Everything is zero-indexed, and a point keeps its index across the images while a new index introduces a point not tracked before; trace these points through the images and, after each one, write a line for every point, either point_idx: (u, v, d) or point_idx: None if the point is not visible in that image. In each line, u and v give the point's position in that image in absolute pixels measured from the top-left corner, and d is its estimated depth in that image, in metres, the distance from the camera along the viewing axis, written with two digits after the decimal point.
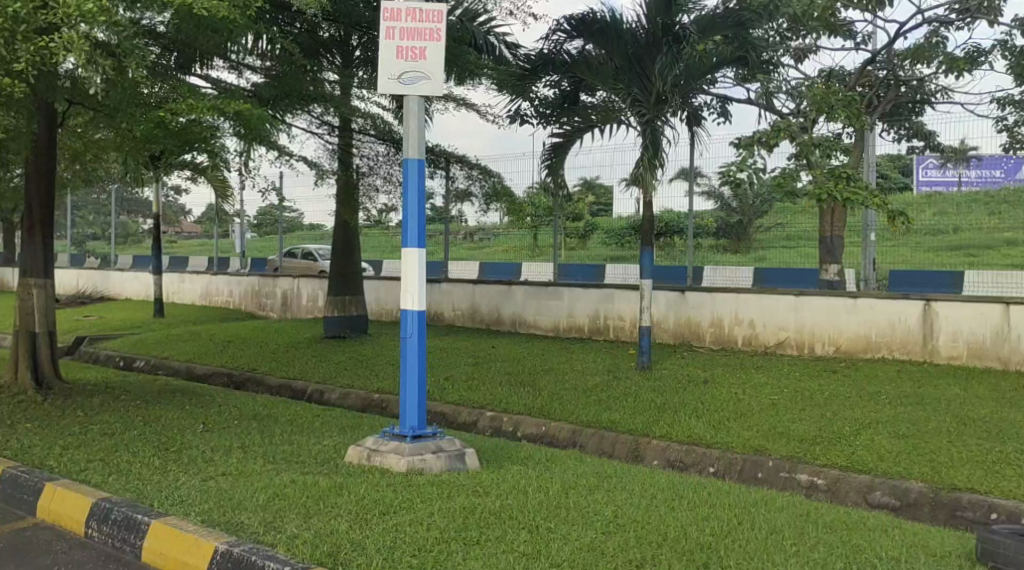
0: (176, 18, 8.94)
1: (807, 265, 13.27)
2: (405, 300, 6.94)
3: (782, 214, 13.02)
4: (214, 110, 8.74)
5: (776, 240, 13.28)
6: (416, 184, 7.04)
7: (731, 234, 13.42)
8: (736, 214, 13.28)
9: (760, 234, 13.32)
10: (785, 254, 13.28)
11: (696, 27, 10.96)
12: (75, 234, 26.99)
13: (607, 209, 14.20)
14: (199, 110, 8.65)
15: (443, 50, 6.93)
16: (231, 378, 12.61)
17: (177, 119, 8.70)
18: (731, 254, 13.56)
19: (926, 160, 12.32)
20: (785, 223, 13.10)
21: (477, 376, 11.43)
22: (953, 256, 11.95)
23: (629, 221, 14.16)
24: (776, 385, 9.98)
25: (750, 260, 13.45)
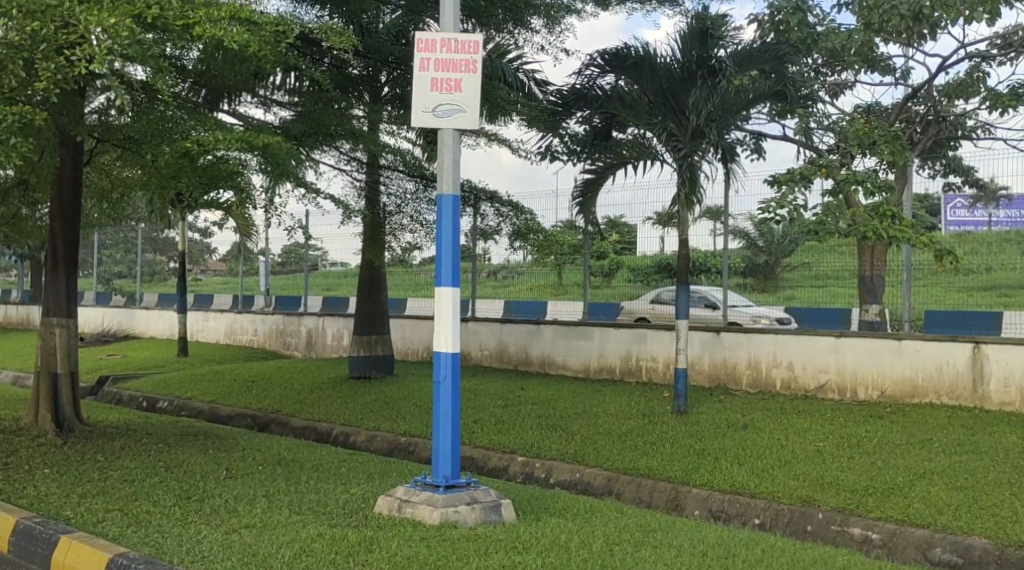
0: (207, 52, 8.79)
1: (836, 305, 12.96)
2: (439, 341, 6.65)
3: (809, 253, 12.69)
4: (242, 144, 8.53)
5: (803, 280, 12.95)
6: (450, 220, 6.78)
7: (758, 273, 13.19)
8: (763, 253, 12.98)
9: (788, 273, 12.94)
10: (814, 293, 12.97)
11: (733, 60, 10.70)
12: (100, 271, 26.95)
13: (631, 247, 14.02)
14: (227, 142, 8.45)
15: (479, 82, 6.68)
16: (256, 420, 12.34)
17: (206, 152, 8.48)
18: (758, 293, 13.32)
19: (954, 201, 11.83)
20: (811, 263, 12.78)
21: (506, 418, 11.11)
22: (988, 294, 11.87)
23: (655, 258, 13.83)
24: (819, 431, 9.60)
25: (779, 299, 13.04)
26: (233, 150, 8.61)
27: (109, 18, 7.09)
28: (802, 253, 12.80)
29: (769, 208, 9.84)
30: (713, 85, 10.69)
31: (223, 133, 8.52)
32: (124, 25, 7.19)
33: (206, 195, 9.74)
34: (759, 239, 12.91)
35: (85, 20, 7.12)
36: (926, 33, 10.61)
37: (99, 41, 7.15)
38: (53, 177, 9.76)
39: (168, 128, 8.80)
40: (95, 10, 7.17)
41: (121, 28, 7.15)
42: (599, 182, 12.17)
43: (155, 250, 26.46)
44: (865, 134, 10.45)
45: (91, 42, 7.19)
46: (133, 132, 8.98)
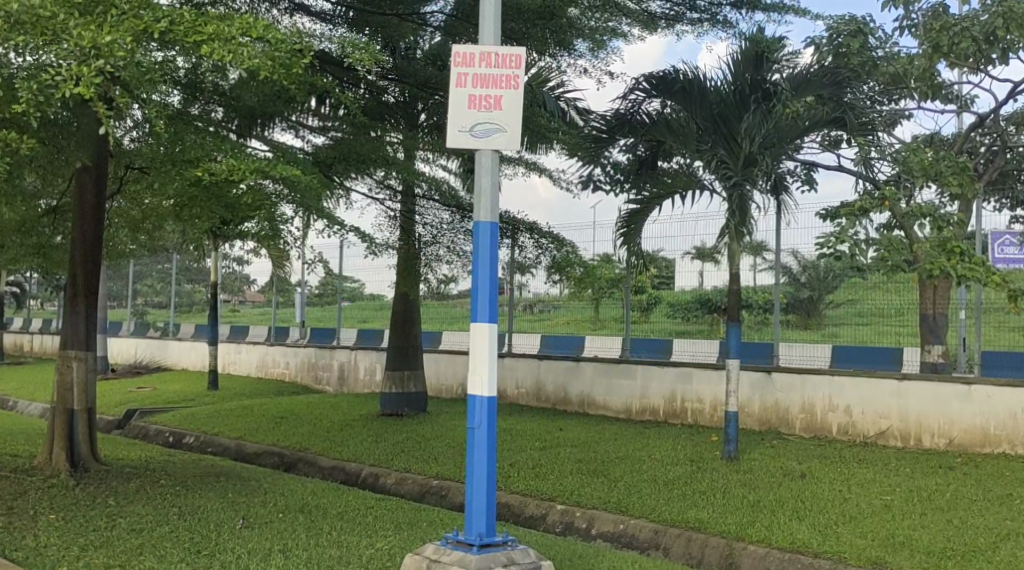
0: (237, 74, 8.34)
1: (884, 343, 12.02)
2: (473, 383, 6.08)
3: (855, 289, 11.93)
4: (260, 174, 8.07)
5: (847, 317, 12.18)
6: (487, 249, 6.22)
7: (801, 309, 12.48)
8: (806, 289, 12.34)
9: (831, 310, 12.20)
10: (858, 330, 12.15)
11: (789, 84, 10.11)
12: (135, 303, 26.67)
13: (669, 282, 13.38)
14: (239, 171, 8.00)
15: (521, 99, 6.12)
16: (282, 459, 11.81)
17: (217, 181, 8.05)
18: (802, 331, 12.59)
19: (1001, 237, 11.51)
20: (857, 299, 11.98)
21: (544, 462, 10.48)
22: None
23: (695, 293, 13.17)
24: (883, 482, 8.94)
25: (825, 338, 12.37)
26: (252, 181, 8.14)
27: (103, 36, 6.95)
28: (848, 289, 12.07)
29: (828, 240, 9.17)
30: (767, 109, 10.14)
31: (236, 162, 8.04)
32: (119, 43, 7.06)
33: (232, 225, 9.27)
34: (802, 273, 12.30)
35: (79, 36, 6.99)
36: (995, 58, 9.97)
37: (86, 59, 6.99)
38: (74, 205, 9.40)
39: (182, 152, 8.38)
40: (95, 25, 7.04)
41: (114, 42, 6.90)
42: (644, 215, 11.59)
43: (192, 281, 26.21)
44: (931, 164, 9.78)
45: (84, 61, 6.95)
46: (146, 157, 8.68)
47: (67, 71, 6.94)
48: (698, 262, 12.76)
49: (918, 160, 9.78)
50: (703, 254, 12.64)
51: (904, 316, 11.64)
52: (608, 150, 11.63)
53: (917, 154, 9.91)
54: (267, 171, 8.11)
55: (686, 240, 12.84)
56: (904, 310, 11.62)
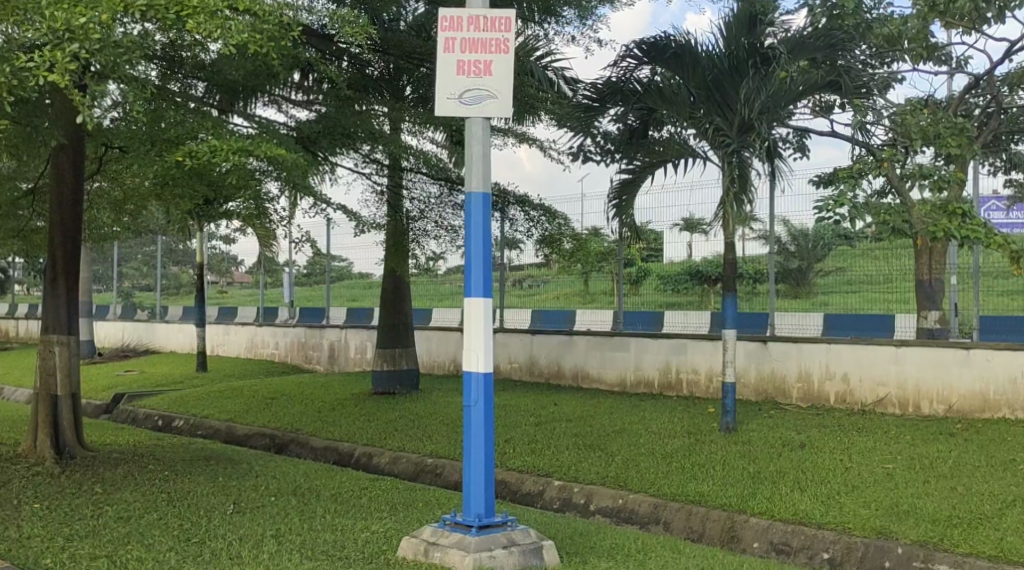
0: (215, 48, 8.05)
1: (876, 311, 11.91)
2: (469, 360, 5.92)
3: (841, 258, 11.73)
4: (244, 154, 7.78)
5: (836, 286, 12.01)
6: (480, 221, 6.03)
7: (789, 279, 12.38)
8: (795, 258, 12.18)
9: (820, 278, 12.10)
10: (848, 299, 11.95)
11: (785, 46, 9.94)
12: (121, 286, 26.36)
13: (657, 255, 13.16)
14: (224, 151, 7.71)
15: (511, 64, 5.91)
16: (274, 440, 11.63)
17: (201, 163, 7.78)
18: (792, 300, 12.51)
19: (989, 202, 11.33)
20: (844, 268, 11.78)
21: (539, 438, 10.34)
22: None
23: (684, 265, 13.02)
24: (884, 450, 8.83)
25: (813, 307, 12.25)
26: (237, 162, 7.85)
27: (77, 18, 6.66)
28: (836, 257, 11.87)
29: (827, 206, 8.99)
30: (765, 73, 9.93)
31: (223, 142, 7.76)
32: (94, 24, 6.78)
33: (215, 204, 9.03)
34: (791, 241, 12.10)
35: (52, 17, 6.69)
36: (991, 17, 9.78)
37: (61, 42, 6.71)
38: (52, 186, 9.16)
39: (159, 131, 8.11)
40: (68, 4, 6.71)
41: (89, 23, 6.67)
42: (636, 184, 11.39)
43: (178, 263, 25.92)
44: (928, 127, 9.61)
45: (59, 45, 6.70)
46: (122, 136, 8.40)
47: (42, 54, 6.69)
48: (687, 233, 12.62)
49: (916, 122, 9.61)
50: (690, 225, 12.39)
51: (892, 284, 11.50)
52: (598, 120, 11.35)
53: (915, 116, 9.73)
54: (251, 151, 7.82)
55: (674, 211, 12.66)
56: (893, 277, 11.47)
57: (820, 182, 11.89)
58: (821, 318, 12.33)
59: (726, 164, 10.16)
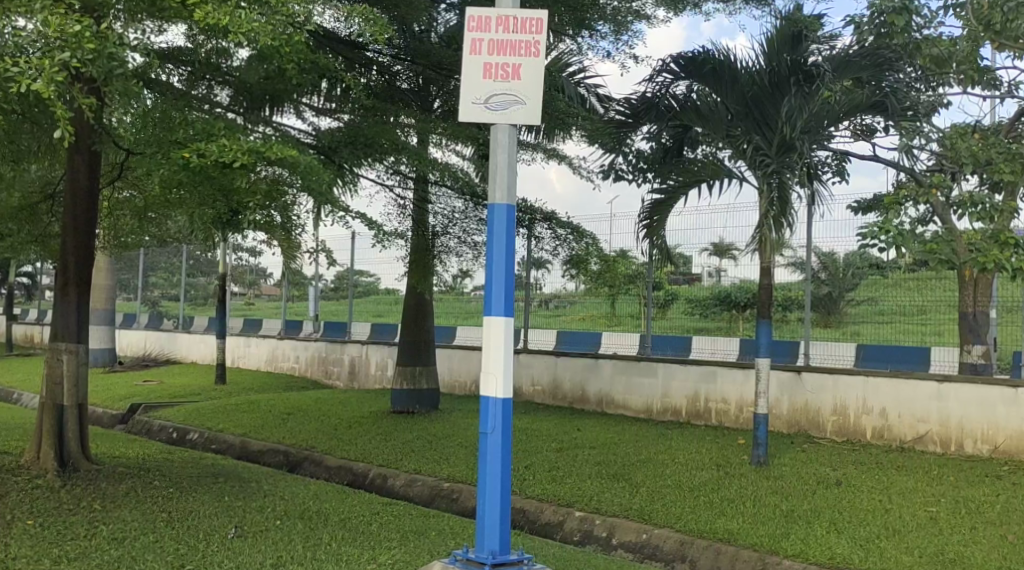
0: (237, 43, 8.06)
1: (909, 343, 11.30)
2: (488, 384, 5.57)
3: (875, 287, 11.31)
4: (255, 155, 7.55)
5: (868, 315, 11.51)
6: (503, 236, 5.68)
7: (820, 307, 11.89)
8: (826, 285, 11.69)
9: (851, 307, 11.64)
10: (879, 330, 11.43)
11: (830, 65, 9.54)
12: (145, 294, 26.14)
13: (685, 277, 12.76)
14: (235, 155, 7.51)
15: (543, 68, 5.57)
16: (288, 458, 11.29)
17: (208, 164, 7.53)
18: (822, 328, 11.98)
19: None
20: (877, 297, 11.36)
21: (561, 465, 9.92)
22: None
23: (713, 288, 12.59)
24: (926, 492, 8.35)
25: (845, 337, 11.76)
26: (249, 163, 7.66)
27: (71, 25, 6.49)
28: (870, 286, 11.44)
29: (872, 231, 8.63)
30: (808, 93, 9.55)
31: (232, 142, 7.58)
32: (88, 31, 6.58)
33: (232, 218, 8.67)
34: (820, 267, 11.76)
35: (45, 22, 6.50)
36: None
37: (51, 50, 6.52)
38: (66, 190, 8.94)
39: (169, 132, 7.93)
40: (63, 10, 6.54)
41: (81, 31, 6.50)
42: (669, 205, 10.99)
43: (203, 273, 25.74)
44: (980, 151, 9.16)
45: (48, 53, 6.52)
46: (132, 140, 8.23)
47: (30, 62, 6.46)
48: (716, 257, 12.27)
49: (967, 146, 9.16)
50: (720, 250, 12.17)
51: (925, 314, 11.09)
52: (630, 139, 10.99)
53: (966, 139, 9.29)
54: (260, 153, 7.58)
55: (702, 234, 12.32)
56: (926, 309, 11.07)
57: (859, 208, 11.45)
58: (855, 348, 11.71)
59: (765, 184, 9.69)
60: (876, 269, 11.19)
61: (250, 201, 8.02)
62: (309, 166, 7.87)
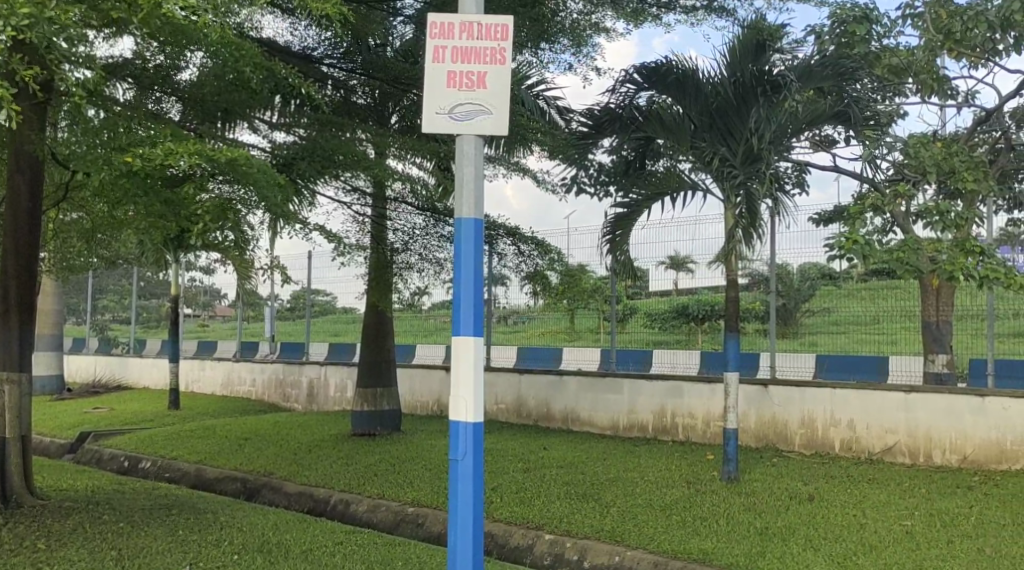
0: (179, 40, 7.79)
1: (866, 353, 11.19)
2: (458, 410, 5.41)
3: (829, 297, 11.17)
4: (204, 158, 7.19)
5: (822, 324, 11.40)
6: (471, 253, 5.50)
7: (776, 317, 11.79)
8: (780, 297, 11.69)
9: (807, 317, 11.54)
10: (835, 340, 11.31)
11: (794, 74, 9.41)
12: (95, 318, 25.45)
13: (645, 291, 12.60)
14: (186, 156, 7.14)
15: (509, 76, 5.38)
16: (245, 485, 10.91)
17: (150, 168, 7.10)
18: (782, 339, 11.86)
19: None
20: (831, 308, 11.21)
21: (528, 485, 9.67)
22: None
23: (671, 302, 12.45)
24: (899, 505, 8.23)
25: (803, 347, 11.65)
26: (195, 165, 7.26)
27: None
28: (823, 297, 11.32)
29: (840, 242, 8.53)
30: (774, 102, 9.47)
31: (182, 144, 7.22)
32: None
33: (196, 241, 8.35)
34: (775, 278, 11.77)
35: None
36: (1004, 49, 9.26)
37: None
38: (7, 211, 8.58)
39: (114, 138, 7.43)
40: None
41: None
42: (633, 218, 10.81)
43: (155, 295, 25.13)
44: (943, 160, 9.10)
45: None
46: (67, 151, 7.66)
47: None
48: (672, 271, 12.11)
49: (931, 154, 9.06)
50: (676, 262, 12.03)
51: (880, 325, 10.92)
52: (592, 152, 10.90)
53: (929, 147, 9.21)
54: (207, 155, 7.21)
55: (660, 247, 12.23)
56: (880, 318, 10.92)
57: (820, 220, 11.37)
58: (813, 360, 11.64)
59: (733, 199, 9.57)
60: (829, 280, 11.09)
61: (205, 226, 7.71)
62: (261, 173, 7.53)
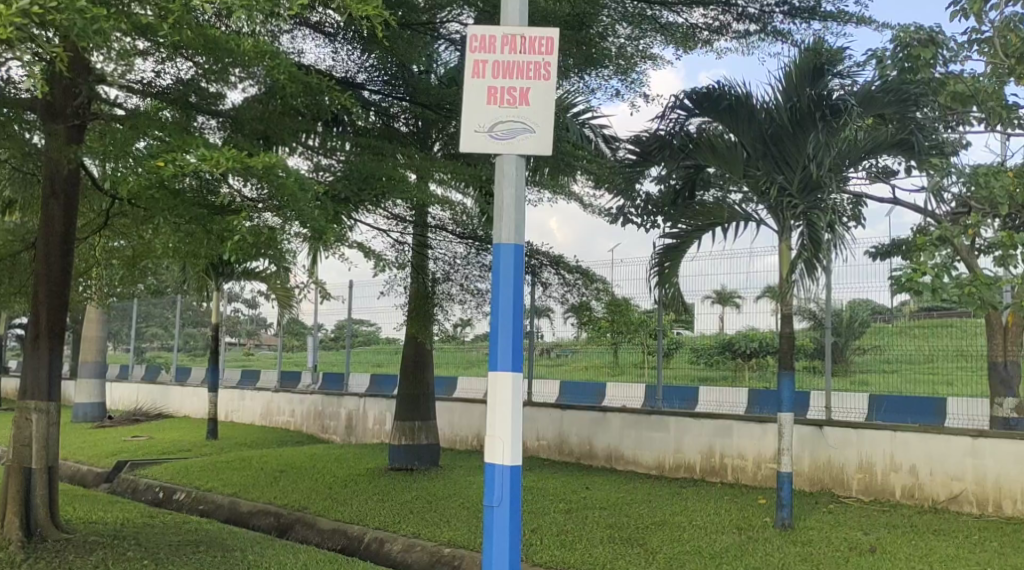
0: (211, 60, 7.48)
1: (921, 393, 10.67)
2: (495, 450, 5.34)
3: (878, 336, 10.67)
4: (236, 166, 6.70)
5: (873, 364, 10.89)
6: (510, 281, 5.44)
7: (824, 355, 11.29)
8: (830, 334, 11.20)
9: (858, 356, 11.04)
10: (888, 379, 10.75)
11: (856, 99, 9.02)
12: (138, 346, 25.50)
13: (687, 327, 12.15)
14: (219, 163, 6.68)
15: (552, 92, 5.33)
16: (278, 520, 10.59)
17: (180, 173, 6.68)
18: (835, 378, 11.34)
19: None
20: (882, 346, 10.71)
21: (569, 528, 9.23)
22: None
23: (716, 338, 12.00)
24: (970, 561, 7.71)
25: (854, 387, 11.10)
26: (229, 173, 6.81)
27: None
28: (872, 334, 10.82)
29: (906, 276, 8.07)
30: (834, 127, 9.07)
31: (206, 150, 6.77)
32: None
33: (243, 267, 8.17)
34: (827, 318, 11.17)
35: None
36: None
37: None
38: (40, 235, 8.44)
39: (142, 149, 7.03)
40: None
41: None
42: (683, 249, 10.36)
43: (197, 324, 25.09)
44: (1015, 190, 8.58)
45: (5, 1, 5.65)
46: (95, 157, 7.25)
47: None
48: (720, 306, 11.72)
49: (1002, 185, 8.53)
50: (723, 297, 11.65)
51: (933, 365, 10.39)
52: (640, 182, 10.51)
53: (999, 178, 8.68)
54: (240, 164, 6.74)
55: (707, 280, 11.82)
56: (932, 357, 10.37)
57: (877, 253, 10.85)
58: (867, 400, 11.09)
59: (796, 227, 9.19)
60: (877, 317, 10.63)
61: (245, 253, 7.38)
62: (292, 192, 7.04)
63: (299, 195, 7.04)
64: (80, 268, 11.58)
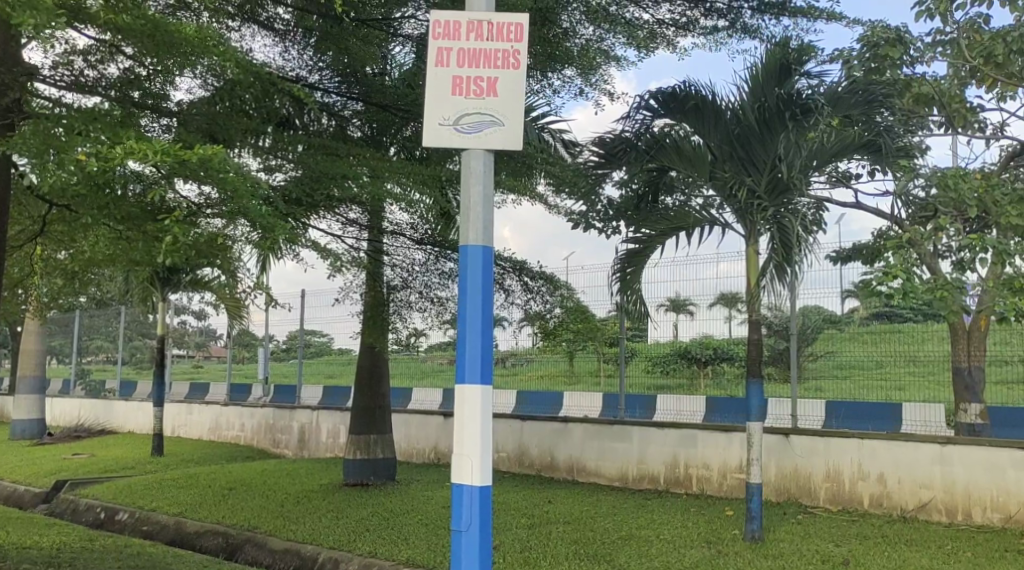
0: (151, 52, 7.04)
1: (874, 399, 10.45)
2: (462, 468, 5.05)
3: (831, 342, 10.55)
4: (169, 160, 6.26)
5: (827, 370, 10.73)
6: (477, 287, 5.17)
7: (783, 361, 11.10)
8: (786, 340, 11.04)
9: (810, 362, 10.87)
10: (841, 387, 10.60)
11: (823, 100, 8.86)
12: (80, 362, 24.71)
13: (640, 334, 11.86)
14: (149, 156, 6.23)
15: (520, 82, 5.14)
16: (228, 541, 10.11)
17: (111, 168, 6.20)
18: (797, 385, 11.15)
19: None
20: (835, 352, 10.59)
21: (532, 544, 8.89)
22: None
23: (671, 345, 11.72)
24: None
25: (810, 393, 10.93)
26: (163, 167, 6.37)
27: None
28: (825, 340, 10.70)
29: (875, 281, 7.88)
30: (803, 129, 8.88)
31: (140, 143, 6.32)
32: None
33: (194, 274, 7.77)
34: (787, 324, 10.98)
35: None
36: None
37: None
38: None
39: (73, 142, 6.53)
40: None
41: None
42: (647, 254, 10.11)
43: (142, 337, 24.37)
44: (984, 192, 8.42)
45: None
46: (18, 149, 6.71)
47: None
48: (674, 312, 11.46)
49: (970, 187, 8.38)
50: (677, 304, 11.43)
51: (885, 372, 10.24)
52: (603, 186, 10.19)
53: (966, 180, 8.51)
54: (174, 157, 6.29)
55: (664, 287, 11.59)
56: (884, 362, 10.23)
57: (838, 258, 10.65)
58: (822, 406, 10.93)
59: (765, 232, 8.96)
60: (831, 324, 10.49)
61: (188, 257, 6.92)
62: (238, 192, 6.61)
63: (245, 193, 6.60)
64: (15, 278, 11.00)
